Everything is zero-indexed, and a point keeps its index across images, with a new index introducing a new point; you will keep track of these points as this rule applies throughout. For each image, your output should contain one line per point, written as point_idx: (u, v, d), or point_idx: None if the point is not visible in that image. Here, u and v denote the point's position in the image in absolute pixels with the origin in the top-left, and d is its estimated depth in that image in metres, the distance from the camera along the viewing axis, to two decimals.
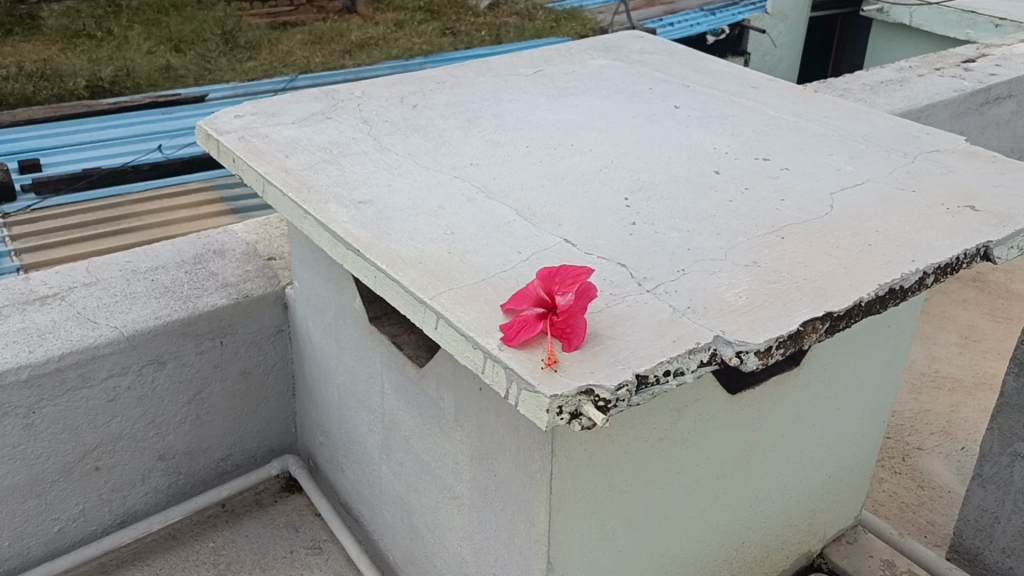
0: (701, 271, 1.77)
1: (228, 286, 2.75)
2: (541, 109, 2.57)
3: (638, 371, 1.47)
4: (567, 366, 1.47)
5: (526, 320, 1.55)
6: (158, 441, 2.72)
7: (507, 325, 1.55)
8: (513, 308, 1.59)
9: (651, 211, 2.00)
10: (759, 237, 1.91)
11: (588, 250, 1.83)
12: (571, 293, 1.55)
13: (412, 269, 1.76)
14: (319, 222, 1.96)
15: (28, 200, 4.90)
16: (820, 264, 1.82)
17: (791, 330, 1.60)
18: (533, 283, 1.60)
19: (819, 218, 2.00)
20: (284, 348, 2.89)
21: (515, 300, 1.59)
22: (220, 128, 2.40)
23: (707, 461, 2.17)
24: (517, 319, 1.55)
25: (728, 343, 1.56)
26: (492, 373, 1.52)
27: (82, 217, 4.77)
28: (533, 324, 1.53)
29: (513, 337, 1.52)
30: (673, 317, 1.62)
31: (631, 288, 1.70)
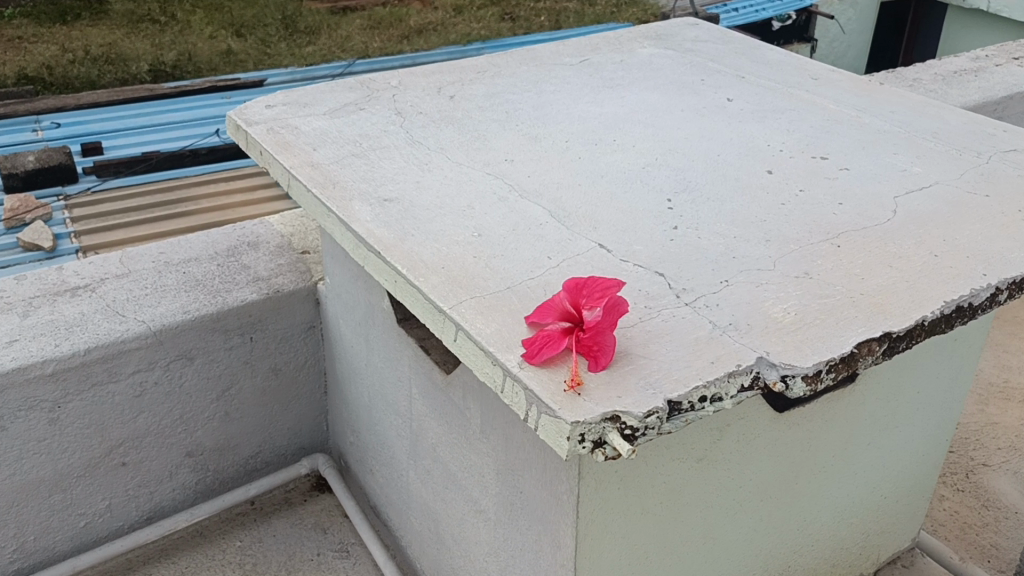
0: (746, 282, 1.62)
1: (260, 280, 2.68)
2: (584, 101, 2.44)
3: (670, 397, 1.34)
4: (592, 389, 1.35)
5: (551, 334, 1.42)
6: (186, 438, 2.68)
7: (530, 341, 1.43)
8: (537, 321, 1.46)
9: (696, 214, 1.85)
10: (813, 244, 1.75)
11: (623, 256, 1.69)
12: (602, 307, 1.40)
13: (433, 275, 1.65)
14: (341, 222, 1.86)
15: (89, 182, 4.91)
16: (879, 276, 1.65)
17: (844, 352, 1.45)
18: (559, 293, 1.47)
19: (881, 225, 1.83)
20: (315, 345, 2.81)
21: (540, 312, 1.47)
22: (249, 119, 2.31)
23: (751, 483, 2.02)
24: (541, 333, 1.43)
25: (773, 366, 1.42)
26: (511, 393, 1.40)
27: (139, 199, 4.77)
28: (558, 339, 1.41)
29: (536, 353, 1.40)
30: (712, 334, 1.48)
31: (668, 299, 1.56)
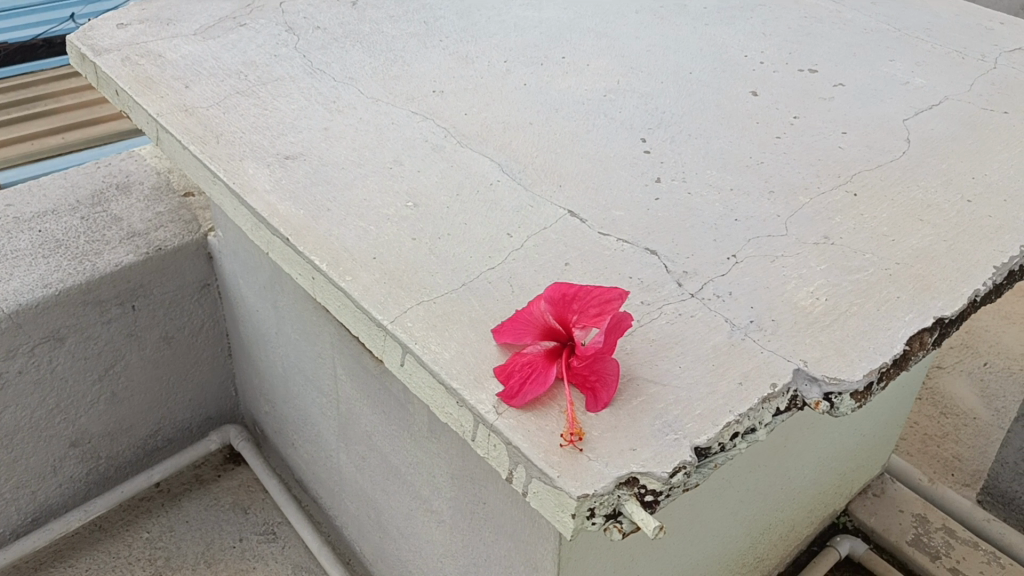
0: (757, 256, 1.30)
1: (136, 236, 2.22)
2: (517, 2, 2.01)
3: (697, 443, 1.03)
4: (597, 442, 1.02)
5: (532, 362, 1.09)
6: (67, 427, 2.26)
7: (505, 371, 1.09)
8: (511, 343, 1.12)
9: (678, 158, 1.51)
10: (825, 193, 1.44)
11: (603, 228, 1.35)
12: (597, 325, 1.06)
13: (363, 270, 1.27)
14: (233, 193, 1.44)
15: None
16: (911, 235, 1.36)
17: (895, 353, 1.16)
18: (534, 303, 1.12)
19: (897, 159, 1.52)
20: (212, 305, 2.40)
21: (514, 331, 1.13)
22: (97, 45, 1.80)
23: (741, 456, 1.78)
24: (518, 360, 1.09)
25: (814, 382, 1.12)
26: (487, 446, 1.07)
27: None
28: (543, 371, 1.07)
29: (514, 391, 1.06)
30: (732, 338, 1.16)
31: (668, 289, 1.24)
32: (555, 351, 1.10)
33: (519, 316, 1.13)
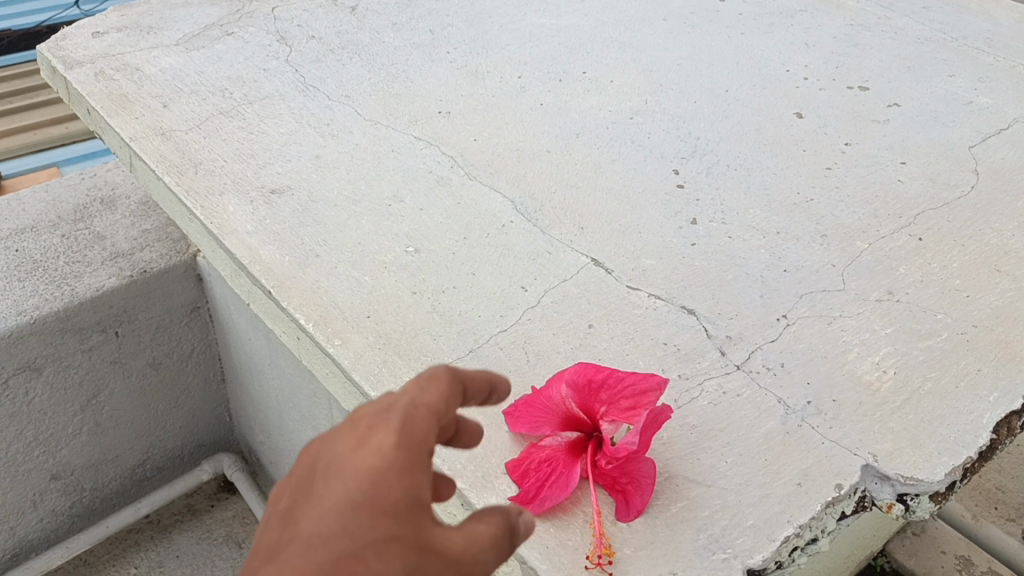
0: (811, 316, 1.13)
1: (119, 257, 2.02)
2: (534, 8, 1.82)
3: (750, 564, 0.86)
4: (630, 563, 0.85)
5: (552, 459, 0.91)
6: (48, 461, 2.09)
7: (520, 469, 0.91)
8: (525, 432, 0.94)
9: (715, 194, 1.33)
10: (885, 237, 1.26)
11: (632, 281, 1.18)
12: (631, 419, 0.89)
13: (356, 332, 1.10)
14: (210, 234, 1.27)
15: None
16: (987, 291, 1.17)
17: (981, 444, 0.98)
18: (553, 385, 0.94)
19: (966, 196, 1.34)
20: (203, 329, 2.22)
21: (528, 418, 0.95)
22: (69, 56, 1.63)
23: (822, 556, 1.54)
24: (535, 456, 0.91)
25: (886, 481, 0.94)
26: (498, 559, 0.90)
27: None
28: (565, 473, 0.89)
29: (530, 498, 0.88)
30: (787, 424, 0.99)
31: (709, 360, 1.07)
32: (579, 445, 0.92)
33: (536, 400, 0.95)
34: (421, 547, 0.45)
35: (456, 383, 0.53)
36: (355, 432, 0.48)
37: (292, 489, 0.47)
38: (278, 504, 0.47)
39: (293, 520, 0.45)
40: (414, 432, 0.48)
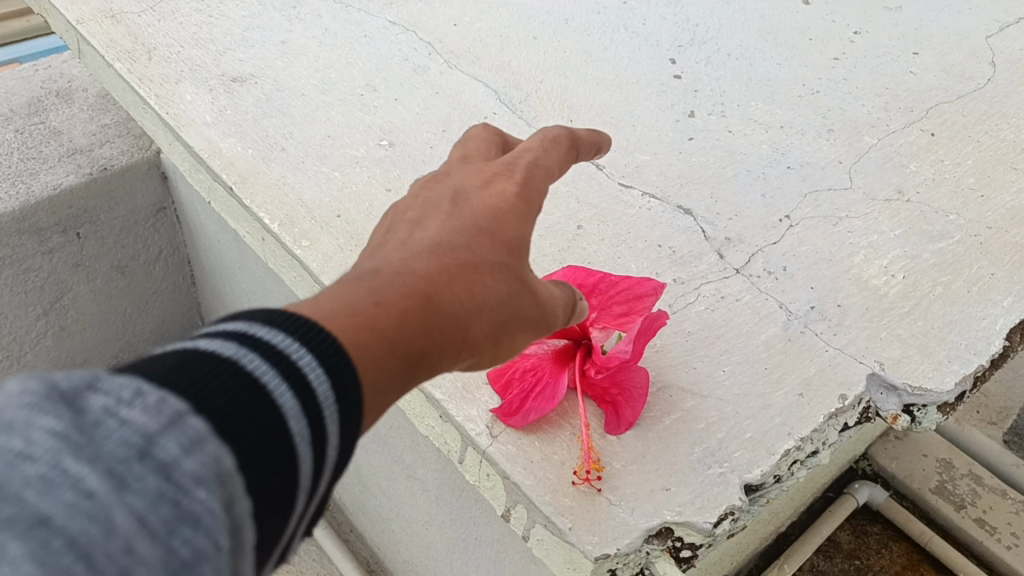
0: (815, 215, 1.06)
1: (77, 153, 1.90)
2: None
3: (748, 480, 0.80)
4: (620, 478, 0.79)
5: (537, 367, 0.83)
6: (12, 366, 2.02)
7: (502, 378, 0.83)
8: None
9: (715, 84, 1.23)
10: (895, 132, 1.17)
11: (625, 178, 1.09)
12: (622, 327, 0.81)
13: (325, 232, 1.02)
14: (167, 126, 1.18)
15: None
16: (1003, 189, 1.10)
17: (996, 352, 0.91)
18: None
19: (982, 89, 1.25)
20: (170, 230, 2.13)
21: None
22: None
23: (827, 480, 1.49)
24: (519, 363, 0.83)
25: (893, 390, 0.88)
26: (478, 473, 0.85)
27: None
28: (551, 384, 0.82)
29: (515, 412, 0.82)
30: (788, 331, 0.92)
31: (706, 263, 1.00)
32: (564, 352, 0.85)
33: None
34: (521, 280, 0.63)
35: (570, 149, 0.75)
36: (484, 177, 0.69)
37: (419, 206, 0.66)
38: (405, 214, 0.66)
39: (426, 226, 0.63)
40: (518, 214, 0.66)
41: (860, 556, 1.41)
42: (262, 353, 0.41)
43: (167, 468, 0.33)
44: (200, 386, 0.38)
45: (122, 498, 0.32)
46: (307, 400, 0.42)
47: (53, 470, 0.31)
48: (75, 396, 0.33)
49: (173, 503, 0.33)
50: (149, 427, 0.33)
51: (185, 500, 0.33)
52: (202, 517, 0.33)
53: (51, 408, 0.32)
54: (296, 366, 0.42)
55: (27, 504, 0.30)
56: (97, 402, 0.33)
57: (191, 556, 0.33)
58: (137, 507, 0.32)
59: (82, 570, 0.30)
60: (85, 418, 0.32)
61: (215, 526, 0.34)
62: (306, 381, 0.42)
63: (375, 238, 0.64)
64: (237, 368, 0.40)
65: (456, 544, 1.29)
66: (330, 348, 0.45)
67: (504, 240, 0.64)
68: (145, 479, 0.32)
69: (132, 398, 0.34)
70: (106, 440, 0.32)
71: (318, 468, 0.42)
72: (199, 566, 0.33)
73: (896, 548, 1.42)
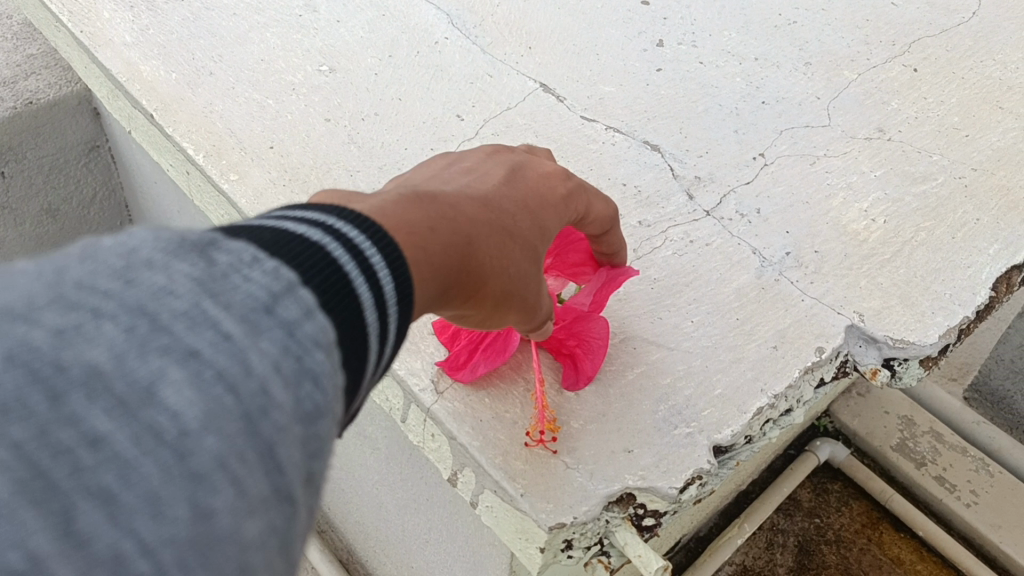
0: (791, 154, 0.98)
1: None
2: None
3: (718, 441, 0.73)
4: (577, 437, 0.72)
5: None
6: None
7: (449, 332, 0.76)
8: None
9: (685, 12, 1.14)
10: (876, 67, 1.09)
11: (587, 111, 1.00)
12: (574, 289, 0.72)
13: (255, 165, 0.92)
14: (81, 46, 1.06)
15: None
16: (989, 130, 1.03)
17: (981, 303, 0.85)
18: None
19: (967, 23, 1.17)
20: (105, 171, 1.95)
21: None
22: None
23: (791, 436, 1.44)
24: None
25: (872, 344, 0.81)
26: (422, 433, 0.77)
27: None
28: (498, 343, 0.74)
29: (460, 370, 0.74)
30: (761, 279, 0.85)
31: (674, 204, 0.92)
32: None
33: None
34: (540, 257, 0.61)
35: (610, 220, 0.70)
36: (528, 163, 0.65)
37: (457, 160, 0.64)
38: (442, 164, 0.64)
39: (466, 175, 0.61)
40: (562, 212, 0.64)
41: (820, 514, 1.37)
42: (343, 244, 0.41)
43: (290, 326, 0.34)
44: (292, 260, 0.37)
45: (258, 347, 0.32)
46: (379, 295, 0.41)
47: (194, 309, 0.32)
48: (203, 249, 0.34)
49: (296, 358, 0.34)
50: (273, 286, 0.34)
51: (307, 357, 0.34)
52: (319, 376, 0.34)
53: (186, 258, 0.33)
54: (369, 263, 0.42)
55: (177, 337, 0.31)
56: (221, 258, 0.34)
57: (312, 409, 0.34)
58: (271, 355, 0.33)
59: (231, 403, 0.31)
60: (213, 269, 0.33)
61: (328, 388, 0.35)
62: (378, 277, 0.42)
63: (432, 174, 0.63)
64: (325, 252, 0.39)
65: (406, 503, 1.22)
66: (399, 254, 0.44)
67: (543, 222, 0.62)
68: (276, 331, 0.33)
69: (252, 261, 0.35)
70: (236, 291, 0.33)
71: (379, 367, 0.42)
72: (317, 419, 0.34)
73: (856, 506, 1.38)
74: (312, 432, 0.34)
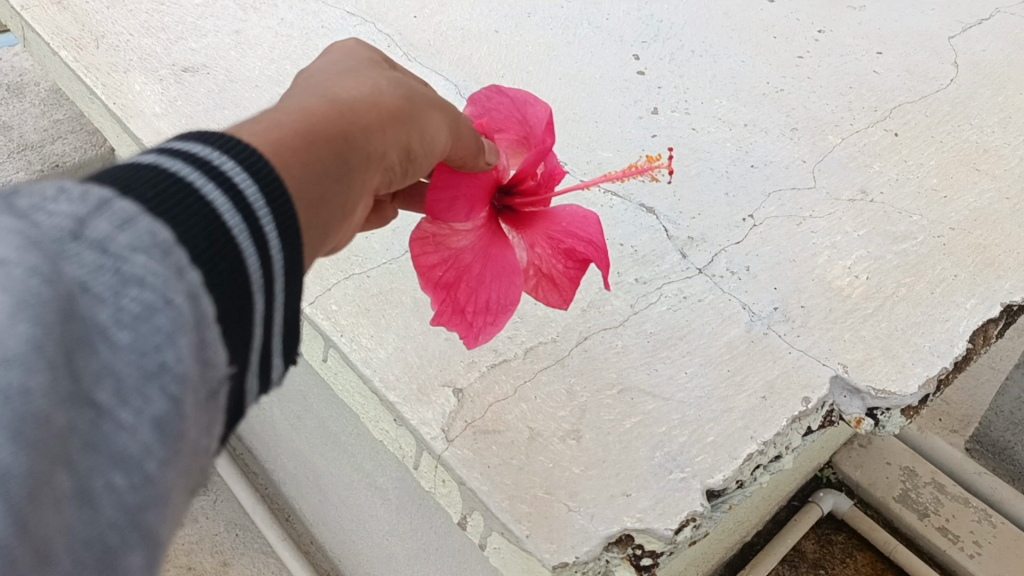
0: (779, 215, 1.04)
1: (28, 149, 1.82)
2: None
3: (710, 485, 0.78)
4: (578, 481, 0.77)
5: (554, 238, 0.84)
6: None
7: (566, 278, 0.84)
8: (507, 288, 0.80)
9: (678, 81, 1.22)
10: (859, 131, 1.16)
11: (586, 175, 1.08)
12: (516, 139, 0.82)
13: None
14: (114, 117, 1.13)
15: None
16: (965, 190, 1.09)
17: (959, 354, 0.90)
18: (451, 247, 0.79)
19: (944, 89, 1.24)
20: None
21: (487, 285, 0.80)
22: None
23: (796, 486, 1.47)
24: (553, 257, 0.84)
25: (856, 393, 0.86)
26: (432, 478, 0.82)
27: None
28: (560, 218, 0.86)
29: (604, 241, 0.83)
30: (751, 333, 0.91)
31: (669, 262, 0.98)
32: (521, 221, 0.86)
33: (469, 269, 0.79)
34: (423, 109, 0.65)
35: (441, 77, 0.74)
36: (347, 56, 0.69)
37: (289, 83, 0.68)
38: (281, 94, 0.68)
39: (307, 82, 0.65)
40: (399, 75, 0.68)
41: (825, 566, 1.41)
42: (183, 164, 0.43)
43: (104, 243, 0.34)
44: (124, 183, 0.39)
45: (66, 260, 0.33)
46: (236, 197, 0.44)
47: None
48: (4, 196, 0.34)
49: (115, 269, 0.34)
50: (81, 208, 0.35)
51: (127, 265, 0.34)
52: (147, 278, 0.35)
53: None
54: (214, 172, 0.44)
55: None
56: (24, 201, 0.34)
57: (141, 308, 0.34)
58: (84, 264, 0.34)
59: (39, 293, 0.31)
60: (16, 209, 0.34)
61: (160, 284, 0.35)
62: (230, 182, 0.44)
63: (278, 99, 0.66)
64: (158, 171, 0.41)
65: (419, 553, 1.26)
66: (254, 157, 0.47)
67: (392, 64, 0.67)
68: (86, 250, 0.34)
69: (56, 192, 0.35)
70: (41, 219, 0.34)
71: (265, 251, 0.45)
72: (152, 315, 0.34)
73: (860, 558, 1.41)
74: (148, 327, 0.34)
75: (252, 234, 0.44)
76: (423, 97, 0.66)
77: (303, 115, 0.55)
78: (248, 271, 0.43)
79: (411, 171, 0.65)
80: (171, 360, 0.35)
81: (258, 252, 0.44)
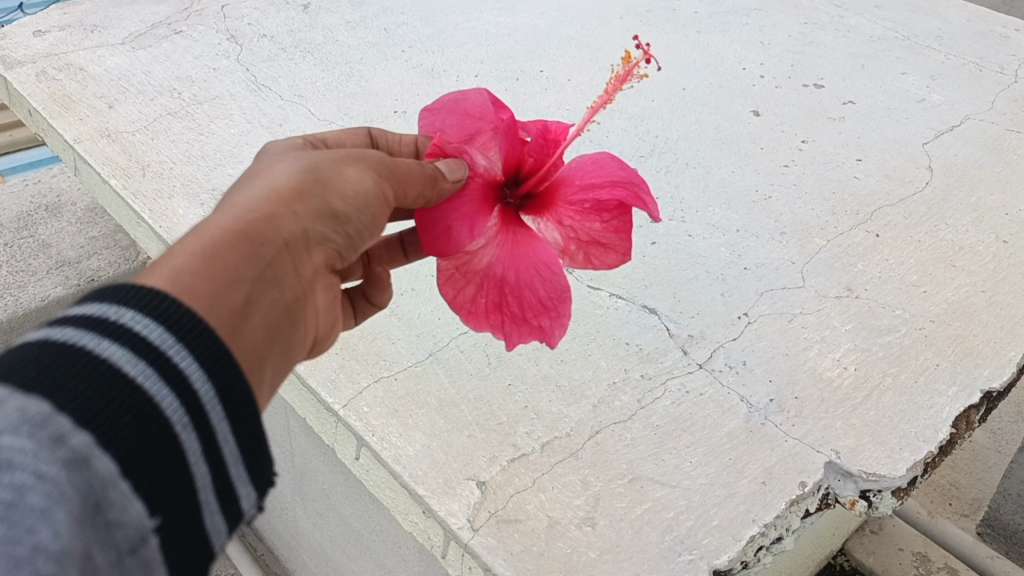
0: (772, 313, 1.13)
1: (66, 265, 1.94)
2: (488, 7, 1.83)
3: (717, 565, 0.84)
4: (592, 565, 0.84)
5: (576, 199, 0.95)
6: None
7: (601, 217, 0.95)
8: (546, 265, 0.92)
9: (674, 192, 1.33)
10: (843, 234, 1.26)
11: (593, 281, 1.18)
12: (485, 132, 0.92)
13: None
14: (160, 238, 1.24)
15: None
16: (944, 285, 1.18)
17: (943, 438, 0.98)
18: (479, 269, 0.90)
19: (920, 192, 1.35)
20: None
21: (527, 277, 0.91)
22: (12, 63, 1.60)
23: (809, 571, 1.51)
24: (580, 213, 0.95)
25: (849, 477, 0.94)
26: (459, 565, 0.89)
27: None
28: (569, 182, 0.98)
29: (620, 173, 0.95)
30: (750, 424, 0.98)
31: (671, 359, 1.06)
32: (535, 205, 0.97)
33: (506, 278, 0.90)
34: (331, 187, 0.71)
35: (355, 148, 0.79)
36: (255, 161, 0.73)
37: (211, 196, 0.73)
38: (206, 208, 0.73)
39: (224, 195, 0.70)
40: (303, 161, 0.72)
41: None
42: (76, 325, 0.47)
43: None
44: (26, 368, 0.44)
45: None
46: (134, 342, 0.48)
47: None
48: None
49: None
50: None
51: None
52: (15, 458, 0.41)
53: None
54: (109, 324, 0.48)
55: None
56: None
57: (11, 491, 0.40)
58: None
59: None
60: None
61: (30, 460, 0.41)
62: (127, 329, 0.48)
63: None
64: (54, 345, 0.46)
65: None
66: (154, 295, 0.51)
67: (293, 158, 0.72)
68: None
69: None
70: None
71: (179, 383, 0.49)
72: (22, 494, 0.40)
73: None
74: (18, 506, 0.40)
75: (164, 374, 0.49)
76: (336, 187, 0.71)
77: (207, 243, 0.60)
78: (164, 415, 0.48)
79: (346, 231, 0.72)
80: (44, 538, 0.40)
81: (173, 393, 0.49)
